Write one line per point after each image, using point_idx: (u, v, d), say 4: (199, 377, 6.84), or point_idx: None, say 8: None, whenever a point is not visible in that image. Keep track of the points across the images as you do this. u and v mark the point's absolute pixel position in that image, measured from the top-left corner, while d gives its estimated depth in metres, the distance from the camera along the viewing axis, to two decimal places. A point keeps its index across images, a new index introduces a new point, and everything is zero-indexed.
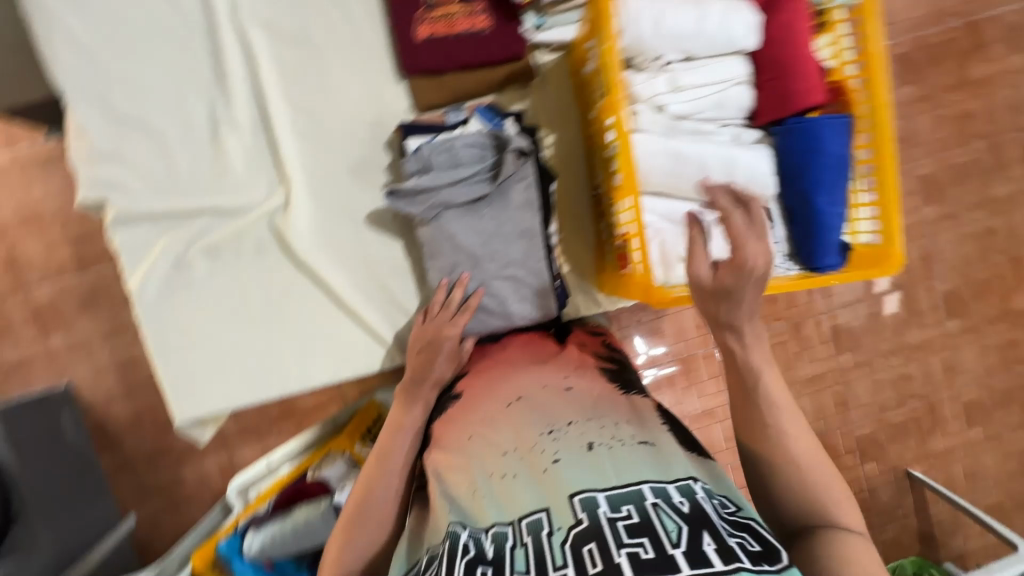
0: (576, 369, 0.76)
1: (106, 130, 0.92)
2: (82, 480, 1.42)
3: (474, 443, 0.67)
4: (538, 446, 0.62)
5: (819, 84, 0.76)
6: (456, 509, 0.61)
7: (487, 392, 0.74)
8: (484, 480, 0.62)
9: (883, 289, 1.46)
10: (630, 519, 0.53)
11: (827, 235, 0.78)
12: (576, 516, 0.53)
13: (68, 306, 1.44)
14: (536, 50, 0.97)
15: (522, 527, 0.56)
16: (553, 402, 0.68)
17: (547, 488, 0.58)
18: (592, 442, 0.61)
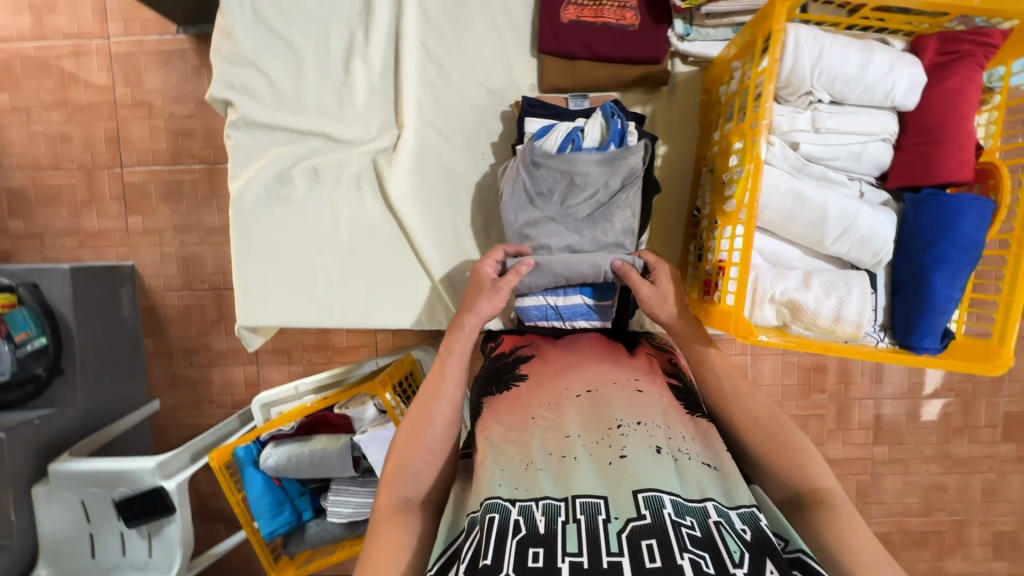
0: (647, 373, 0.75)
1: (252, 37, 0.97)
2: (123, 353, 1.50)
3: (537, 424, 0.67)
4: (606, 439, 0.63)
5: (971, 161, 0.73)
6: (505, 481, 0.60)
7: (552, 377, 0.74)
8: (543, 456, 0.62)
9: (928, 391, 1.38)
10: (693, 529, 0.52)
11: (934, 317, 0.74)
12: (638, 511, 0.54)
13: (152, 193, 1.52)
14: (673, 59, 0.96)
15: (576, 505, 0.55)
16: (625, 401, 0.68)
17: (611, 480, 0.58)
18: (660, 446, 0.61)
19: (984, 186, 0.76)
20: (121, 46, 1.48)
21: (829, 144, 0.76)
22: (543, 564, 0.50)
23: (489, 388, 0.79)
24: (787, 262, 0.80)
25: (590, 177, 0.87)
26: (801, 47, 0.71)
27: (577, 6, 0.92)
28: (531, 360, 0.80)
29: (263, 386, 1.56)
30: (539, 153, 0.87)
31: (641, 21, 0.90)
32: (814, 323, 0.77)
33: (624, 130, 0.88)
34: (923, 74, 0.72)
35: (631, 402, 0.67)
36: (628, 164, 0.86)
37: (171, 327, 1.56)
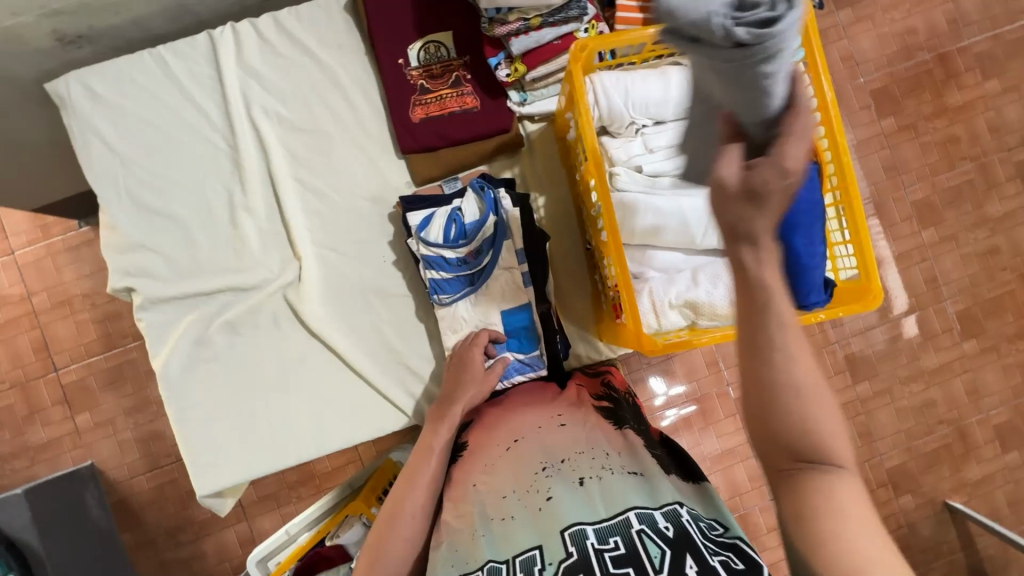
0: (567, 406, 0.83)
1: (137, 223, 1.02)
2: (104, 558, 1.42)
3: (478, 490, 0.74)
4: (535, 486, 0.70)
5: (784, 136, 0.83)
6: (457, 560, 0.67)
7: (485, 439, 0.81)
8: (484, 522, 0.70)
9: (901, 312, 1.46)
10: (616, 549, 0.60)
11: (810, 274, 0.81)
12: (566, 550, 0.61)
13: (95, 384, 1.50)
14: (523, 121, 1.06)
15: (516, 563, 0.63)
16: (551, 442, 0.76)
17: (543, 526, 0.66)
18: (583, 477, 0.70)
19: (805, 151, 0.86)
20: (27, 256, 1.50)
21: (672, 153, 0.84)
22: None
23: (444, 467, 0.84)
24: (675, 266, 0.86)
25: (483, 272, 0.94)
26: (606, 91, 0.81)
27: (423, 105, 1.01)
28: (472, 426, 0.86)
29: (260, 540, 1.50)
30: (429, 241, 0.94)
31: (482, 100, 1.00)
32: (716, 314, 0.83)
33: (496, 197, 0.95)
34: None
35: (555, 441, 0.76)
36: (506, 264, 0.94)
37: (147, 513, 1.50)
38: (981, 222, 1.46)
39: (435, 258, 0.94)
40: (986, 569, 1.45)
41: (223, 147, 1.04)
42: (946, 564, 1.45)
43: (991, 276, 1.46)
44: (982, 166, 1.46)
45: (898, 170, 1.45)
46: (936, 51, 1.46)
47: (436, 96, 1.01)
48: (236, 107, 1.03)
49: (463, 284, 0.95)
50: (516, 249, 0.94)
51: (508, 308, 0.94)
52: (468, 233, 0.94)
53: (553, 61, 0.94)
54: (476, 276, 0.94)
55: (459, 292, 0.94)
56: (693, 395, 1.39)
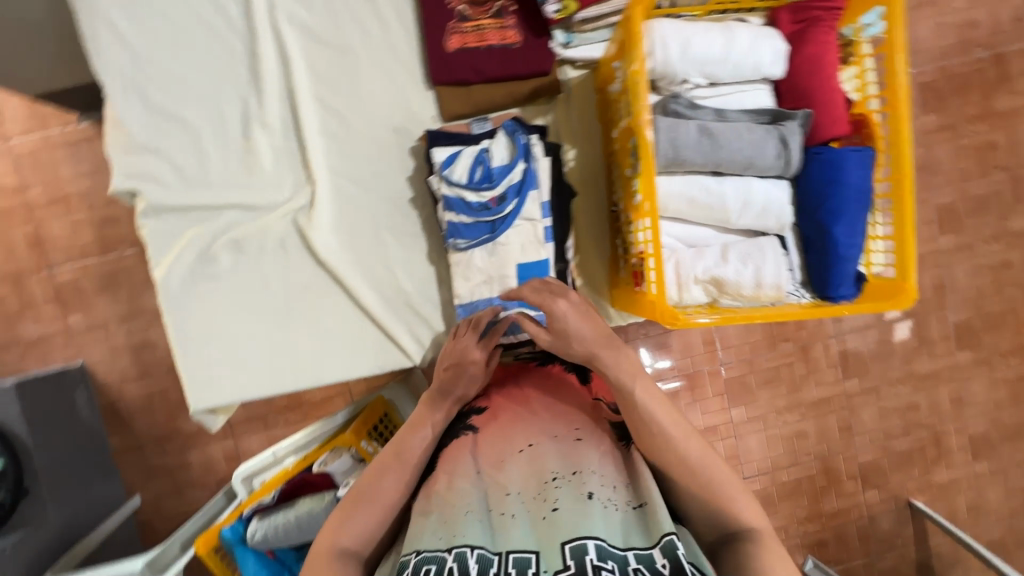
0: (588, 419, 0.74)
1: (145, 123, 0.96)
2: (91, 457, 1.45)
3: (478, 479, 0.68)
4: (541, 494, 0.63)
5: (843, 116, 0.78)
6: (442, 531, 0.61)
7: (497, 433, 0.73)
8: (479, 512, 0.64)
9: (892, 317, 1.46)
10: (613, 574, 0.54)
11: (843, 265, 0.78)
12: (564, 562, 0.55)
13: (87, 287, 1.47)
14: (563, 66, 0.99)
15: (507, 559, 0.57)
16: (568, 455, 0.67)
17: (541, 534, 0.60)
18: (592, 493, 0.62)
19: (862, 135, 0.81)
20: (23, 146, 1.43)
21: (721, 111, 0.78)
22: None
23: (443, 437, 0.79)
24: (704, 241, 0.84)
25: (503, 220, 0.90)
26: (664, 42, 0.75)
27: (460, 34, 0.94)
28: (483, 411, 0.79)
29: (244, 457, 1.53)
30: (451, 181, 0.90)
31: (523, 36, 0.93)
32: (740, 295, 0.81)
33: (528, 144, 0.90)
34: (783, 44, 0.77)
35: (570, 452, 0.68)
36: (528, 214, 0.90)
37: (136, 419, 1.52)
38: (1001, 235, 1.42)
39: (455, 200, 0.90)
40: (933, 566, 1.51)
41: (241, 52, 0.97)
42: (897, 556, 1.51)
43: (998, 291, 1.44)
44: (1015, 178, 1.41)
45: (929, 171, 1.41)
46: (994, 49, 1.37)
47: (475, 26, 0.94)
48: (258, 9, 0.95)
49: (483, 229, 0.90)
50: (541, 201, 0.90)
51: (525, 262, 0.91)
52: (493, 178, 0.89)
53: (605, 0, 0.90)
54: (497, 223, 0.90)
55: (478, 238, 0.91)
56: (683, 370, 1.45)
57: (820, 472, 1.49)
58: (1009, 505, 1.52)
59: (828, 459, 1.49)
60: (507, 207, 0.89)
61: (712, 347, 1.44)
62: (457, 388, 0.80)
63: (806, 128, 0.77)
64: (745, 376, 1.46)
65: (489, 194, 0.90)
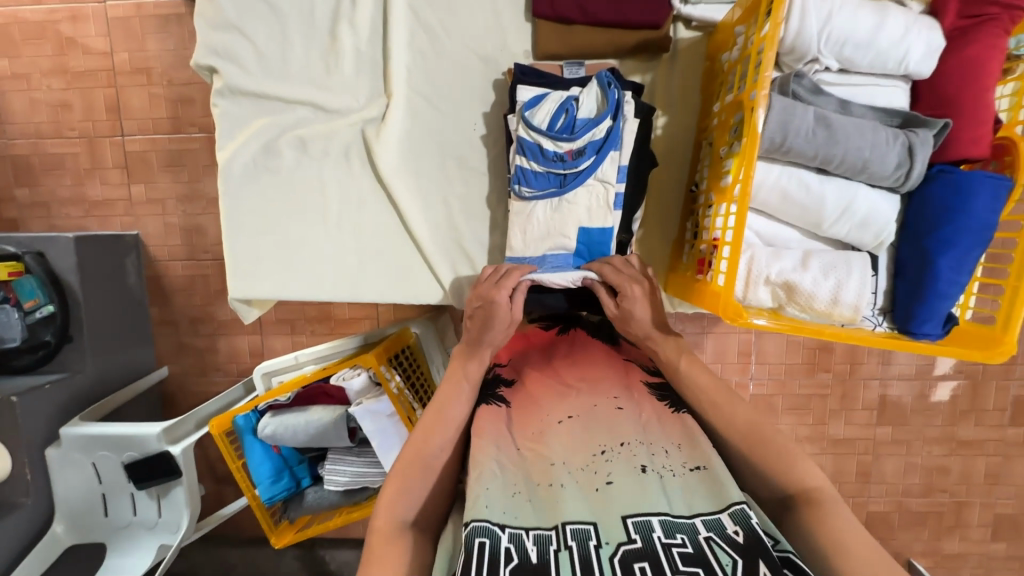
0: (626, 386, 0.76)
1: (236, 0, 0.93)
2: (130, 322, 1.52)
3: (520, 455, 0.68)
4: (591, 467, 0.65)
5: (986, 137, 0.69)
6: (493, 501, 0.61)
7: (533, 403, 0.75)
8: (528, 486, 0.64)
9: (940, 373, 1.35)
10: (684, 547, 0.56)
11: (938, 301, 0.70)
12: (629, 536, 0.57)
13: (154, 161, 1.51)
14: (676, 23, 0.90)
15: (567, 532, 0.58)
16: (610, 421, 0.70)
17: (596, 506, 0.61)
18: (645, 465, 0.64)
19: (1000, 163, 0.71)
20: (117, 9, 1.44)
21: (845, 103, 0.70)
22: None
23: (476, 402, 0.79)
24: (784, 242, 0.77)
25: (576, 176, 0.84)
26: (805, 11, 0.66)
27: None
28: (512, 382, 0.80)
29: (267, 356, 1.58)
30: (531, 124, 0.84)
31: None
32: (821, 314, 0.75)
33: (620, 100, 0.83)
34: (941, 39, 0.67)
35: (612, 424, 0.70)
36: (603, 176, 0.84)
37: (176, 297, 1.58)
38: None
39: (530, 145, 0.85)
40: None
41: None
42: None
43: None
44: None
45: None
46: None
47: None
48: None
49: (550, 183, 0.86)
50: (619, 163, 0.84)
51: (589, 226, 0.86)
52: (576, 130, 0.83)
53: None
54: (568, 179, 0.85)
55: (544, 191, 0.86)
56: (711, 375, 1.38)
57: None
58: None
59: None
60: (584, 163, 0.83)
61: (746, 360, 1.37)
62: (488, 333, 0.79)
63: (938, 140, 0.69)
64: (773, 397, 1.40)
65: (567, 146, 0.83)
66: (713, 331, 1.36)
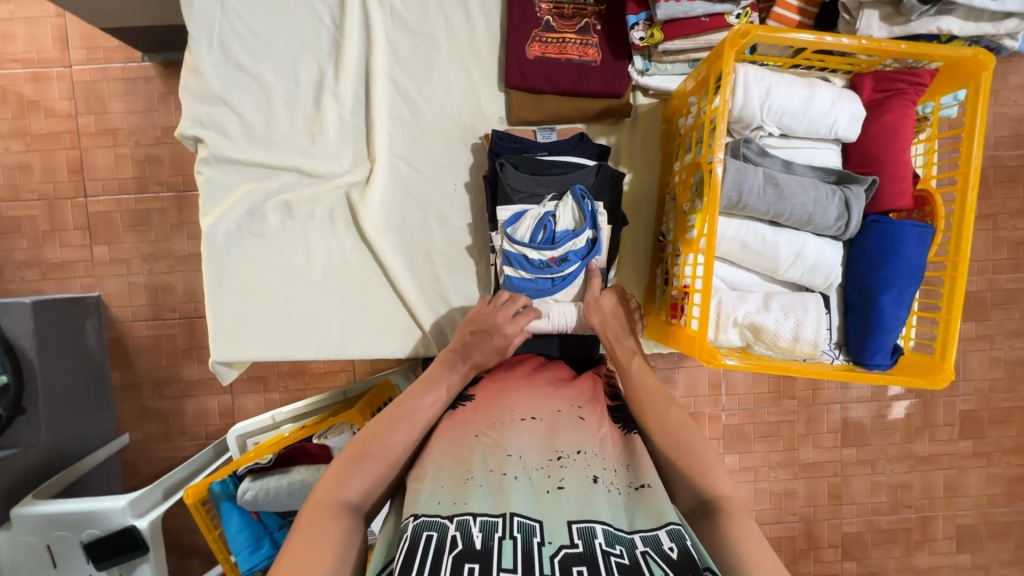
0: (588, 400, 0.77)
1: (222, 75, 0.98)
2: (88, 388, 1.46)
3: (480, 441, 0.68)
4: (546, 469, 0.64)
5: (908, 190, 0.79)
6: (443, 498, 0.60)
7: (497, 399, 0.75)
8: (482, 472, 0.63)
9: (891, 394, 1.45)
10: (622, 557, 0.55)
11: (883, 335, 0.78)
12: (571, 540, 0.56)
13: (119, 221, 1.49)
14: (635, 92, 1.00)
15: (513, 522, 0.57)
16: (572, 429, 0.70)
17: (544, 506, 0.60)
18: (597, 476, 0.64)
19: (922, 212, 0.82)
20: (84, 74, 1.46)
21: (789, 164, 0.80)
22: None
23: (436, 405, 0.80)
24: (746, 286, 0.85)
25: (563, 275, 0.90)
26: (748, 88, 0.76)
27: (541, 43, 0.96)
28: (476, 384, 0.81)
29: (238, 416, 1.54)
30: (514, 239, 0.89)
31: (603, 57, 0.95)
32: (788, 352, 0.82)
33: (595, 212, 0.89)
34: (863, 110, 0.78)
35: (573, 430, 0.70)
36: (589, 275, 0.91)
37: (140, 359, 1.53)
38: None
39: (516, 256, 0.89)
40: None
41: (326, 22, 0.99)
42: None
43: (1010, 387, 1.44)
44: None
45: None
46: None
47: (558, 38, 0.96)
48: None
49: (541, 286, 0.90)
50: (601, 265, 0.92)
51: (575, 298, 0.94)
52: (557, 240, 0.88)
53: (693, 37, 0.88)
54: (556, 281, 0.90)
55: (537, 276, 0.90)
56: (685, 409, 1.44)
57: (803, 534, 1.48)
58: None
59: (813, 522, 1.48)
60: (569, 270, 0.89)
61: (716, 392, 1.44)
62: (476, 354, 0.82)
63: (869, 195, 0.79)
64: (744, 426, 1.46)
65: (552, 256, 0.89)
66: (683, 366, 1.43)
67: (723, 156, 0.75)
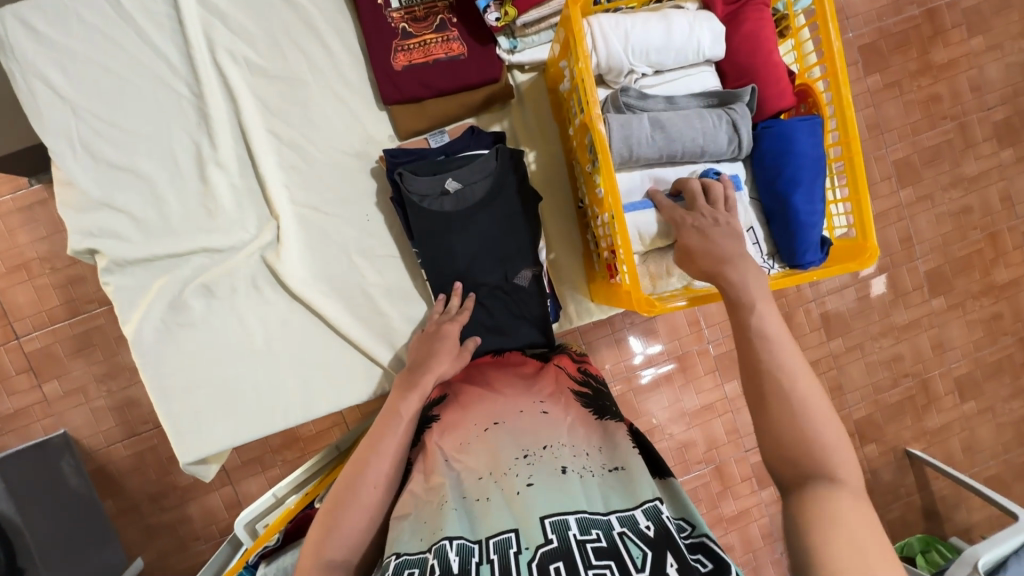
0: (552, 393, 0.77)
1: (96, 179, 0.94)
2: (84, 527, 1.39)
3: (451, 466, 0.69)
4: (513, 470, 0.66)
5: (787, 87, 0.80)
6: (419, 531, 0.63)
7: (462, 416, 0.75)
8: (456, 496, 0.65)
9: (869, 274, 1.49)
10: (597, 542, 0.58)
11: (806, 233, 0.80)
12: (545, 536, 0.58)
13: (59, 352, 1.42)
14: (512, 71, 1.00)
15: (489, 545, 0.59)
16: (530, 425, 0.71)
17: (519, 510, 0.62)
18: (566, 467, 0.66)
19: (807, 105, 0.83)
20: None
21: (671, 98, 0.80)
22: None
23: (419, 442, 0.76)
24: None
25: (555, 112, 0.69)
26: (606, 35, 0.76)
27: (405, 51, 0.94)
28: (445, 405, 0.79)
29: (246, 503, 1.48)
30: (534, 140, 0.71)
31: (469, 48, 0.94)
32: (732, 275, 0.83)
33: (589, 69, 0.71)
34: (721, 25, 0.80)
35: (535, 428, 0.70)
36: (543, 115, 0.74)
37: (128, 480, 1.46)
38: (956, 181, 1.47)
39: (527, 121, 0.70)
40: (939, 510, 1.56)
41: (186, 97, 0.95)
42: (903, 506, 1.54)
43: (962, 236, 1.49)
44: (962, 125, 1.46)
45: (881, 129, 1.45)
46: (925, 5, 1.43)
47: (419, 42, 0.94)
48: (198, 52, 0.94)
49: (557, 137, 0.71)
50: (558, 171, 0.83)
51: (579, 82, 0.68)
52: None
53: (546, 3, 0.88)
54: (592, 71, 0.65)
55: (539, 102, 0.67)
56: (672, 353, 1.37)
57: None
58: (1001, 440, 1.57)
59: None
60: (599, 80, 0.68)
61: None
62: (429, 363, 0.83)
63: (753, 104, 0.79)
64: None
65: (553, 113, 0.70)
66: None
67: (603, 114, 0.75)
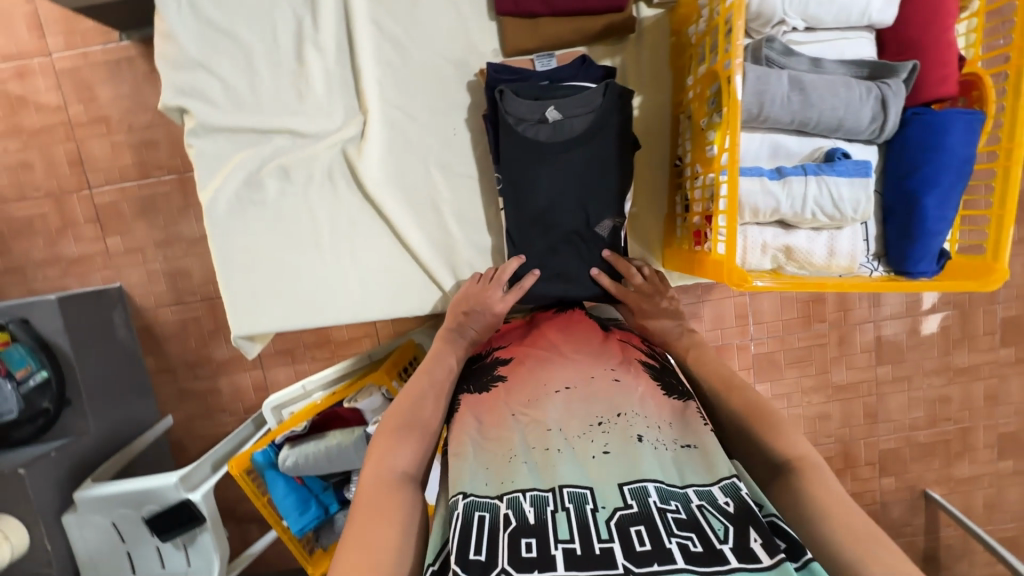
0: (621, 361, 0.75)
1: (196, 36, 0.92)
2: (127, 377, 1.47)
3: (518, 419, 0.66)
4: (588, 434, 0.63)
5: (954, 74, 0.71)
6: (488, 477, 0.60)
7: (531, 375, 0.73)
8: (525, 448, 0.62)
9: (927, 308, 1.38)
10: (678, 513, 0.54)
11: (929, 240, 0.72)
12: (624, 501, 0.55)
13: (125, 210, 1.46)
14: (638, 3, 0.92)
15: (563, 494, 0.56)
16: (602, 393, 0.68)
17: (593, 470, 0.59)
18: (641, 435, 0.62)
19: (969, 99, 0.75)
20: (65, 61, 1.39)
21: (817, 60, 0.72)
22: (537, 553, 0.50)
23: (467, 386, 0.77)
24: None
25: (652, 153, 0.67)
26: None
27: None
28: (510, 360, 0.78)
29: (272, 390, 1.54)
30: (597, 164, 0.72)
31: None
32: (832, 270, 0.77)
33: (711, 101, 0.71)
34: None
35: (610, 397, 0.67)
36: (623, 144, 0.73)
37: (169, 344, 1.53)
38: None
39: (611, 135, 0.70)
40: (939, 556, 1.51)
41: None
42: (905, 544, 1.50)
43: None
44: None
45: None
46: None
47: None
48: None
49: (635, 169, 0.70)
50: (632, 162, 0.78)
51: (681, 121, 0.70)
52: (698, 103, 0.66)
53: None
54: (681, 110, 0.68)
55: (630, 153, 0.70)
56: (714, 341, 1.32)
57: (841, 456, 1.46)
58: None
59: (849, 443, 1.46)
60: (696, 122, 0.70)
61: (745, 322, 1.38)
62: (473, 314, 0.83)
63: (911, 83, 0.71)
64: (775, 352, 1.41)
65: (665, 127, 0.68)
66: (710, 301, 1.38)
67: (743, 62, 0.68)
